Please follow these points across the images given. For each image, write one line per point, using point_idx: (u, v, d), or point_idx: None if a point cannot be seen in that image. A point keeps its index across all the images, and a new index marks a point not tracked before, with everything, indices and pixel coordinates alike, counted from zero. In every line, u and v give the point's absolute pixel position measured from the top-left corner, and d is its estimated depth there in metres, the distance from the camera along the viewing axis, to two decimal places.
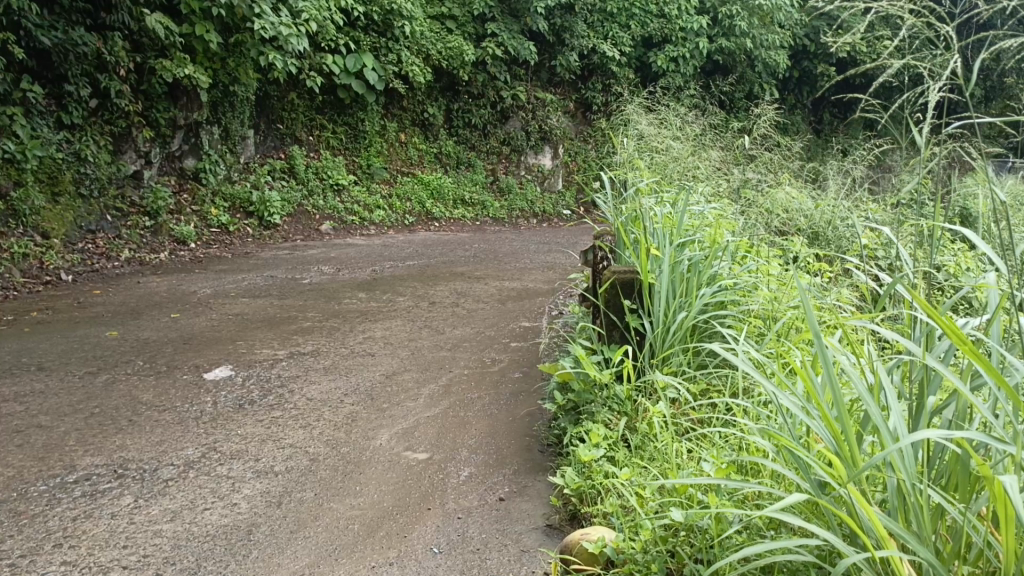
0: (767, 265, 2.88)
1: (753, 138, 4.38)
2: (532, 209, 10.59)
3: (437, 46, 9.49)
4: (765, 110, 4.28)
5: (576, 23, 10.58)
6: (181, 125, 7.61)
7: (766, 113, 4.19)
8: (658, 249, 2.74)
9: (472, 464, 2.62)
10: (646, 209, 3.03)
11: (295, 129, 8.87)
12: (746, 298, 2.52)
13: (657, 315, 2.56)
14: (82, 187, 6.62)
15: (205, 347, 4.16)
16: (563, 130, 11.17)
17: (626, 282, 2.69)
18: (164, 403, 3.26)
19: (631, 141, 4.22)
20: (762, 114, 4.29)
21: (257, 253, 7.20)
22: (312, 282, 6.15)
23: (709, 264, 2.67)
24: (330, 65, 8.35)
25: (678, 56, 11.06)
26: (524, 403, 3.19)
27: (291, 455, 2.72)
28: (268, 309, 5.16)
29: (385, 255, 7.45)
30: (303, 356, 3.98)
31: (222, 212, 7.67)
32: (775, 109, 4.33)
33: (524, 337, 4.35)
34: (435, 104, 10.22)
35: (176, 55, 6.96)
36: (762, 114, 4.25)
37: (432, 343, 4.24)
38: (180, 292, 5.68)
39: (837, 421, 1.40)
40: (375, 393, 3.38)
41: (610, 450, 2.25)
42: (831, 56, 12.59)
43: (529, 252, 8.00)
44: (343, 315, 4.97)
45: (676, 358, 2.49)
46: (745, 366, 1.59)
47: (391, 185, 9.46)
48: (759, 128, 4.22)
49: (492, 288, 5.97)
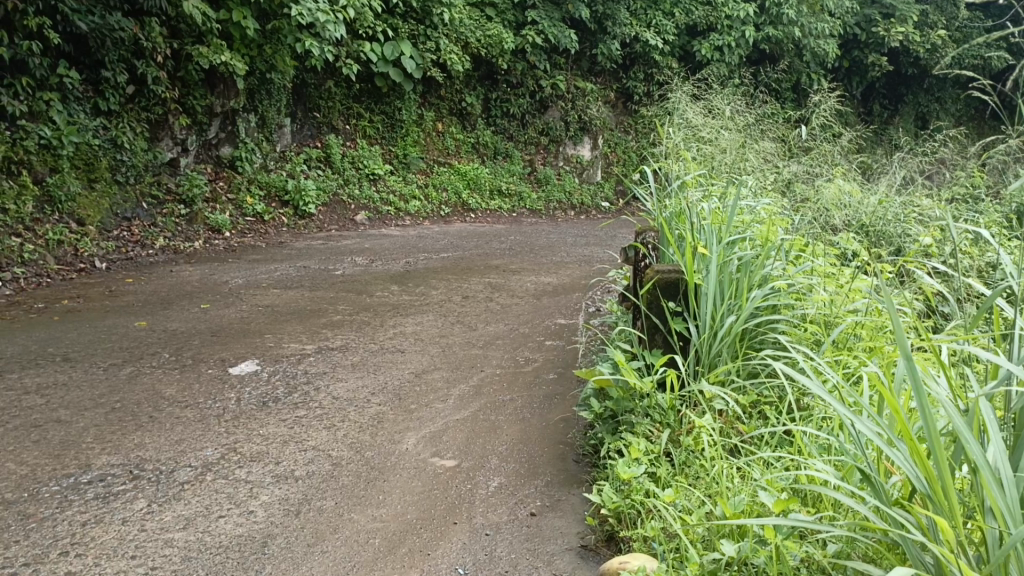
0: (822, 266, 2.68)
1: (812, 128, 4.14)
2: (569, 201, 10.37)
3: (476, 34, 9.30)
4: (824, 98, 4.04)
5: (618, 11, 10.31)
6: (217, 112, 7.57)
7: (826, 102, 3.95)
8: (706, 247, 2.53)
9: (502, 474, 2.46)
10: (693, 203, 2.83)
11: (332, 117, 8.79)
12: (804, 304, 2.33)
13: (704, 319, 2.37)
14: (118, 174, 6.61)
15: (233, 340, 4.06)
16: (603, 120, 10.93)
17: (669, 283, 2.48)
18: (186, 399, 3.16)
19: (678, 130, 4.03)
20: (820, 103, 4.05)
21: (291, 243, 7.12)
22: (345, 274, 6.04)
23: (763, 265, 2.47)
24: (368, 53, 8.24)
25: (724, 45, 10.75)
26: (559, 407, 3.02)
27: (312, 459, 2.59)
28: (299, 301, 5.06)
29: (420, 247, 7.32)
30: (331, 352, 3.86)
31: (258, 201, 7.57)
32: (835, 98, 4.08)
33: (560, 335, 4.17)
34: (473, 93, 10.06)
35: (213, 41, 6.89)
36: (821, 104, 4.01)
37: (464, 340, 4.09)
38: (212, 281, 5.61)
39: (924, 457, 1.23)
40: (403, 393, 3.24)
41: (652, 465, 2.07)
42: (883, 45, 12.12)
43: (566, 245, 7.80)
44: (374, 309, 4.85)
45: (723, 366, 2.30)
46: (817, 388, 1.42)
47: (428, 175, 9.33)
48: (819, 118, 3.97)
49: (527, 283, 5.80)
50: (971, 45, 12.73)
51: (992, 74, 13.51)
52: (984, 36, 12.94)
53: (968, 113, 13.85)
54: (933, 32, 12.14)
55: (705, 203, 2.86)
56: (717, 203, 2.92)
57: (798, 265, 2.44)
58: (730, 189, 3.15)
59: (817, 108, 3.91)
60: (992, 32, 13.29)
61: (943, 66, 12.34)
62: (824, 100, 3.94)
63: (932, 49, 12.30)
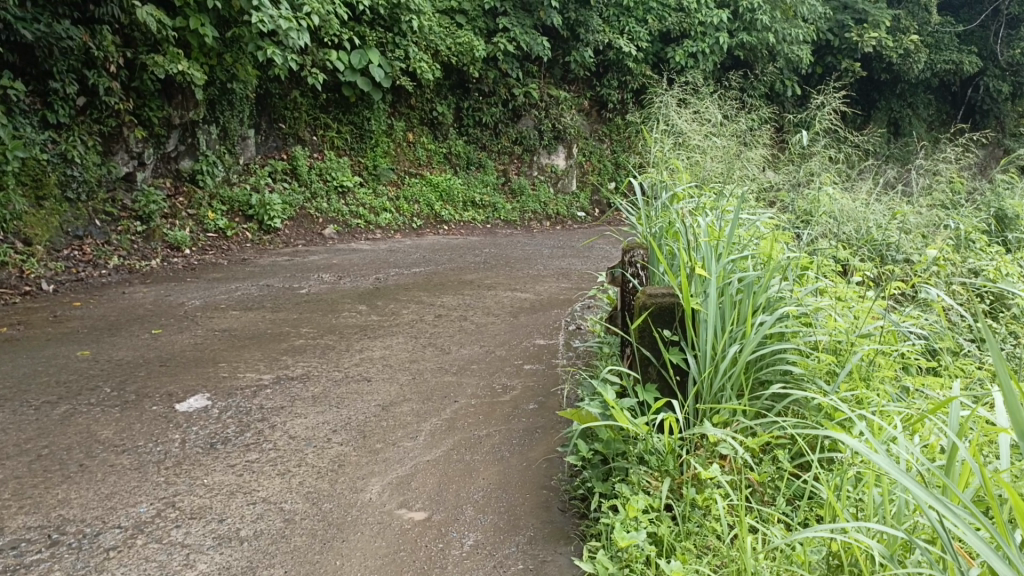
0: (831, 289, 2.43)
1: (815, 133, 3.84)
2: (544, 212, 10.13)
3: (446, 41, 8.99)
4: (827, 99, 3.74)
5: (591, 17, 10.08)
6: (176, 124, 7.20)
7: (831, 102, 3.65)
8: (703, 266, 2.23)
9: (478, 528, 2.16)
10: (685, 218, 2.55)
11: (298, 128, 8.43)
12: (821, 332, 2.07)
13: (703, 349, 2.07)
14: (68, 190, 6.24)
15: (183, 370, 3.72)
16: (577, 129, 10.69)
17: (662, 309, 2.16)
18: (123, 442, 2.82)
19: (666, 138, 3.74)
20: (823, 105, 3.75)
21: (255, 259, 6.78)
22: (310, 292, 5.71)
23: (769, 287, 2.19)
24: (334, 62, 7.92)
25: (698, 52, 10.58)
26: (541, 444, 2.72)
27: (261, 514, 2.27)
28: (259, 324, 4.72)
29: (391, 261, 7.00)
30: (290, 382, 3.54)
31: (220, 216, 7.23)
32: (840, 99, 3.79)
33: (539, 358, 3.88)
34: (444, 102, 9.76)
35: (169, 49, 6.54)
36: (825, 105, 3.71)
37: (436, 366, 3.78)
38: (168, 303, 5.26)
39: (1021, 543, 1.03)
40: (367, 429, 2.92)
41: (652, 525, 1.77)
42: (856, 51, 12.00)
43: (542, 257, 7.54)
44: (340, 331, 4.52)
45: (728, 404, 2.01)
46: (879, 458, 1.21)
47: (399, 187, 9.03)
48: (823, 121, 3.66)
49: (503, 299, 5.51)
50: (942, 50, 12.71)
51: (962, 78, 13.52)
52: (954, 41, 12.94)
53: (940, 118, 13.99)
54: (905, 37, 12.07)
55: (698, 218, 2.59)
56: (711, 216, 2.65)
57: (812, 285, 2.17)
58: (724, 203, 2.86)
59: (821, 109, 3.61)
60: (963, 36, 13.30)
61: (915, 70, 12.28)
62: (830, 100, 3.64)
63: (905, 55, 12.19)
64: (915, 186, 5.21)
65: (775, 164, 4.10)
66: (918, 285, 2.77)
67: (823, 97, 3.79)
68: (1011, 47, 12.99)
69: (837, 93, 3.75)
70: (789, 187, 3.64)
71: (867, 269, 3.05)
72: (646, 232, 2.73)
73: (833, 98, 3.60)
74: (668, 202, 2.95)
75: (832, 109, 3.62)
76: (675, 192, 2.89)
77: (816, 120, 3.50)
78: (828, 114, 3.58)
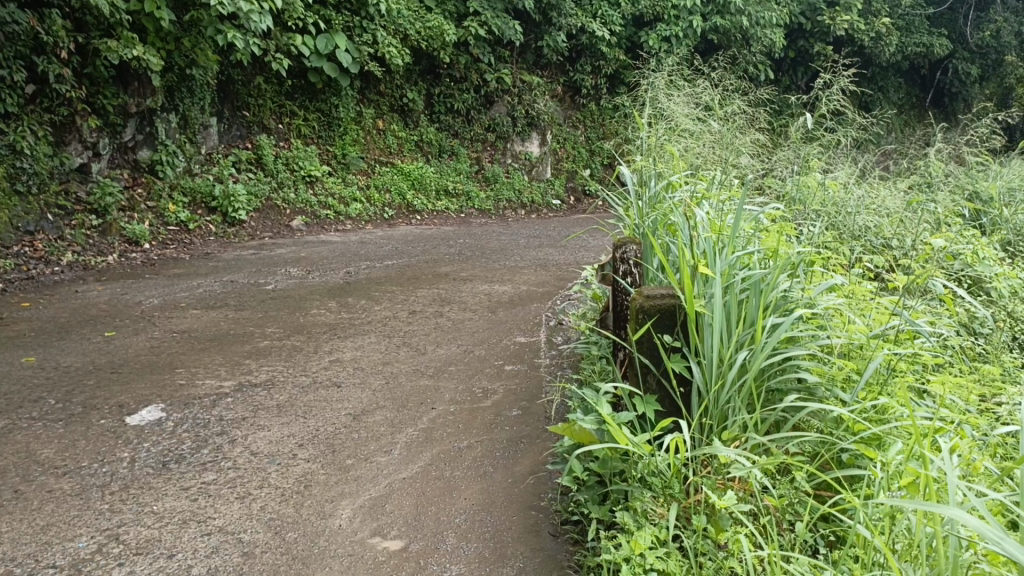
0: (844, 288, 2.20)
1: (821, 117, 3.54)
2: (519, 199, 9.90)
3: (415, 25, 8.67)
4: (836, 77, 3.42)
5: (564, 1, 9.80)
6: (132, 112, 6.84)
7: (840, 81, 3.33)
8: (706, 264, 1.99)
9: (463, 559, 1.93)
10: (684, 209, 2.32)
11: (263, 116, 8.09)
12: (839, 336, 1.85)
13: (709, 358, 1.84)
14: (19, 182, 5.85)
15: (136, 378, 3.43)
16: (551, 115, 10.46)
17: (663, 314, 1.92)
18: (65, 463, 2.55)
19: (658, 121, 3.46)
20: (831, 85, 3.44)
21: (219, 254, 6.47)
22: (277, 288, 5.43)
23: (778, 284, 1.96)
24: (299, 46, 7.58)
25: (671, 35, 10.37)
26: (527, 457, 2.49)
27: (217, 547, 2.02)
28: (222, 325, 4.43)
29: (362, 254, 6.73)
30: (253, 389, 3.27)
31: (181, 208, 6.91)
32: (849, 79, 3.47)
33: (520, 357, 3.65)
34: (414, 88, 9.44)
35: (123, 33, 6.16)
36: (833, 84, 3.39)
37: (410, 368, 3.54)
38: (124, 302, 4.95)
39: None
40: (336, 443, 2.68)
41: (660, 561, 1.55)
42: (829, 34, 11.86)
43: (518, 247, 7.31)
44: (308, 331, 4.26)
45: (738, 419, 1.77)
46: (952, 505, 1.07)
47: (369, 176, 8.73)
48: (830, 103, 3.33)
49: (480, 293, 5.28)
50: (914, 33, 12.63)
51: (932, 61, 13.48)
52: (925, 24, 12.89)
53: (910, 102, 13.94)
54: (878, 20, 11.96)
55: (699, 209, 2.36)
56: (711, 208, 2.42)
57: (825, 284, 1.94)
58: (723, 194, 2.62)
59: (828, 91, 3.29)
60: (934, 19, 13.26)
61: (887, 54, 12.19)
62: (838, 81, 3.32)
63: (877, 38, 12.08)
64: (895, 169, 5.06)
65: (771, 149, 3.85)
66: (932, 281, 2.55)
67: (830, 76, 3.50)
68: (981, 29, 12.96)
69: (845, 72, 3.46)
70: (785, 175, 3.39)
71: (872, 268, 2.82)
72: (639, 226, 2.49)
73: (843, 78, 3.32)
74: (663, 193, 2.71)
75: (840, 90, 3.33)
76: (670, 182, 2.66)
77: (823, 102, 3.21)
78: (836, 95, 3.30)
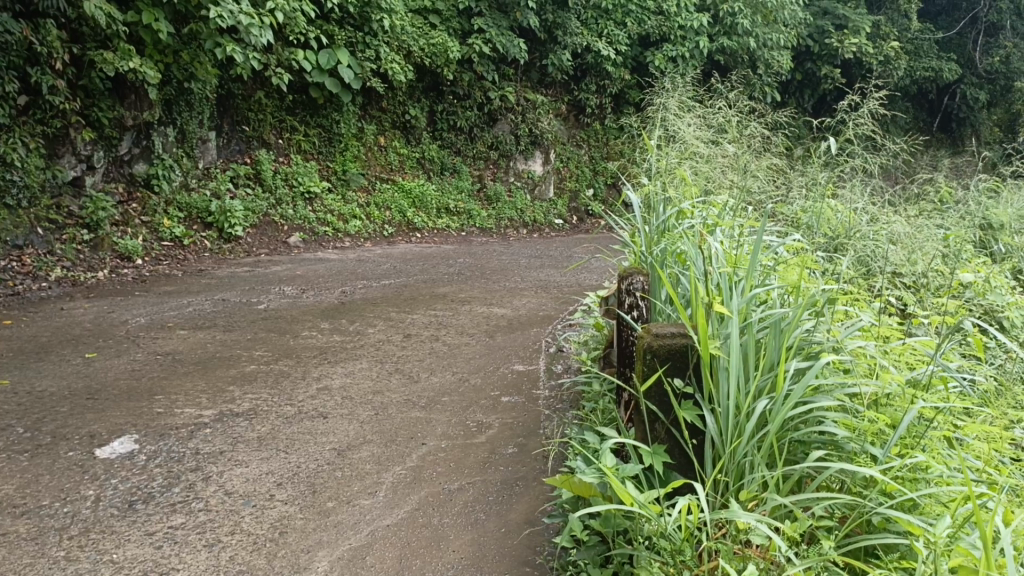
0: (870, 330, 2.03)
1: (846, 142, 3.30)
2: (521, 218, 9.76)
3: (419, 42, 8.55)
4: (866, 99, 3.18)
5: (569, 19, 9.70)
6: (128, 126, 6.70)
7: (870, 104, 3.09)
8: (722, 301, 1.82)
9: None
10: (698, 240, 2.15)
11: (262, 131, 7.95)
12: (869, 385, 1.67)
13: (725, 407, 1.65)
14: (8, 196, 5.67)
15: (111, 406, 3.25)
16: (555, 134, 10.32)
17: (674, 355, 1.75)
18: (24, 503, 2.36)
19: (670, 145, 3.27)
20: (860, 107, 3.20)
21: (212, 271, 6.30)
22: (269, 308, 5.26)
23: (801, 324, 1.78)
24: (300, 61, 7.45)
25: (677, 56, 10.23)
26: (523, 503, 2.31)
27: None
28: (208, 347, 4.25)
29: (359, 272, 6.56)
30: (234, 419, 3.09)
31: (176, 223, 6.75)
32: (880, 100, 3.22)
33: (517, 388, 3.46)
34: (417, 105, 9.30)
35: (120, 45, 6.00)
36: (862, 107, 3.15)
37: (402, 398, 3.35)
38: (110, 321, 4.77)
39: None
40: (317, 483, 2.49)
41: None
42: (836, 57, 11.74)
43: (520, 268, 7.14)
44: (297, 356, 4.08)
45: (756, 477, 1.59)
46: None
47: (369, 193, 8.57)
48: (856, 129, 3.10)
49: (478, 316, 5.09)
50: (921, 57, 12.52)
51: (939, 86, 13.32)
52: (933, 48, 12.79)
53: (916, 127, 13.80)
54: (886, 43, 11.84)
55: (714, 240, 2.19)
56: (726, 241, 2.26)
57: (853, 325, 1.77)
58: (739, 224, 2.44)
59: (856, 114, 3.05)
60: (942, 44, 13.18)
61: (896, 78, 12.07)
62: (868, 103, 3.09)
63: (885, 62, 11.97)
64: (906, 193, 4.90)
65: (787, 174, 3.67)
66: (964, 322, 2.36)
67: (856, 99, 3.31)
68: (990, 55, 12.84)
69: (872, 94, 3.26)
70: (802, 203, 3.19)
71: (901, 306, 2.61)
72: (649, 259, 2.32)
73: (871, 101, 3.12)
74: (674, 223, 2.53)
75: (867, 113, 3.14)
76: (683, 210, 2.50)
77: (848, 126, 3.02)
78: (862, 119, 3.11)
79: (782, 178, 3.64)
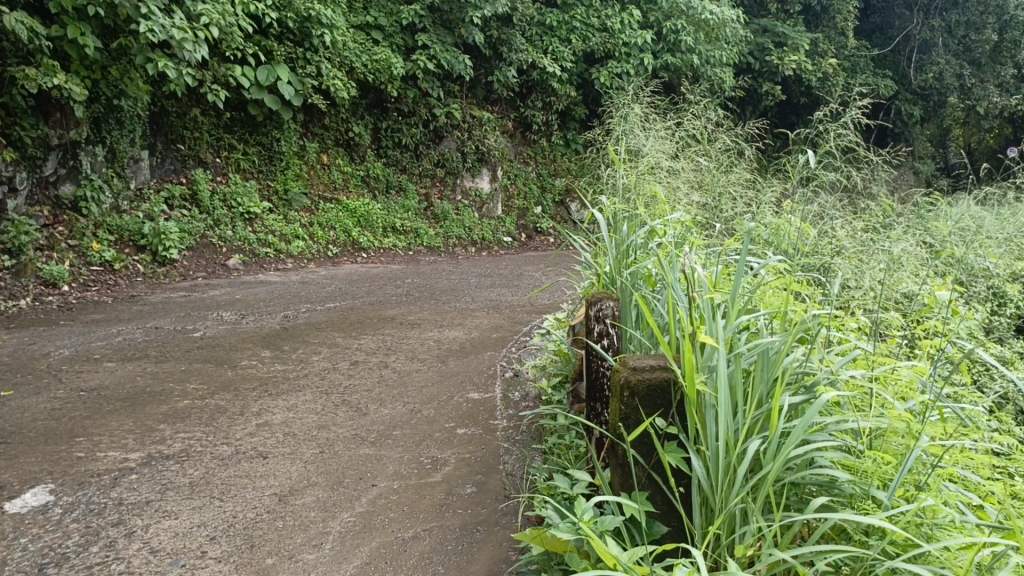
0: (861, 359, 1.91)
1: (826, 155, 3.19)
2: (469, 237, 9.58)
3: (362, 58, 8.34)
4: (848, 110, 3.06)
5: (514, 36, 9.59)
6: (54, 145, 6.27)
7: (853, 114, 2.98)
8: (706, 330, 1.66)
9: None
10: (676, 261, 2.01)
11: (199, 149, 7.61)
12: (867, 420, 1.53)
13: (713, 448, 1.49)
14: None
15: (25, 451, 2.93)
16: (501, 151, 10.19)
17: (652, 390, 1.59)
18: None
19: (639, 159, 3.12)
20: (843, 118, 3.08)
21: (145, 296, 5.95)
22: (205, 335, 4.96)
23: (792, 354, 1.64)
24: (238, 78, 7.15)
25: (622, 73, 10.20)
26: (486, 553, 2.10)
27: None
28: (137, 381, 3.94)
29: (302, 295, 6.28)
30: (164, 463, 2.82)
31: (106, 247, 6.37)
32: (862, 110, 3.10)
33: (473, 418, 3.27)
34: (361, 122, 9.04)
35: (43, 60, 5.60)
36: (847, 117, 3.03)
37: (350, 433, 3.12)
38: (29, 354, 4.41)
39: None
40: (256, 535, 2.25)
41: None
42: (776, 74, 11.91)
43: (469, 288, 6.95)
44: (235, 388, 3.80)
45: (752, 529, 1.41)
46: None
47: (312, 213, 8.29)
48: (841, 140, 2.98)
49: (428, 340, 4.87)
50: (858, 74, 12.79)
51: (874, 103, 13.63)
52: (869, 65, 13.08)
53: None
54: (824, 60, 12.09)
55: (694, 262, 2.05)
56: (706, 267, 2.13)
57: (848, 354, 1.62)
58: (718, 247, 2.31)
59: (840, 123, 2.93)
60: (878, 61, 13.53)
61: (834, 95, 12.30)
62: (853, 112, 2.97)
63: (824, 78, 12.19)
64: (858, 204, 4.87)
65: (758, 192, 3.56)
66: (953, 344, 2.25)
67: (834, 108, 3.21)
68: (923, 72, 13.19)
69: (851, 103, 3.16)
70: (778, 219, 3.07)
71: (894, 326, 2.49)
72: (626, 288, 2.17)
73: (853, 111, 3.02)
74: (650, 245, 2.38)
75: (849, 124, 3.02)
76: (659, 232, 2.35)
77: (831, 136, 2.90)
78: (845, 130, 2.99)
79: (752, 194, 3.53)
